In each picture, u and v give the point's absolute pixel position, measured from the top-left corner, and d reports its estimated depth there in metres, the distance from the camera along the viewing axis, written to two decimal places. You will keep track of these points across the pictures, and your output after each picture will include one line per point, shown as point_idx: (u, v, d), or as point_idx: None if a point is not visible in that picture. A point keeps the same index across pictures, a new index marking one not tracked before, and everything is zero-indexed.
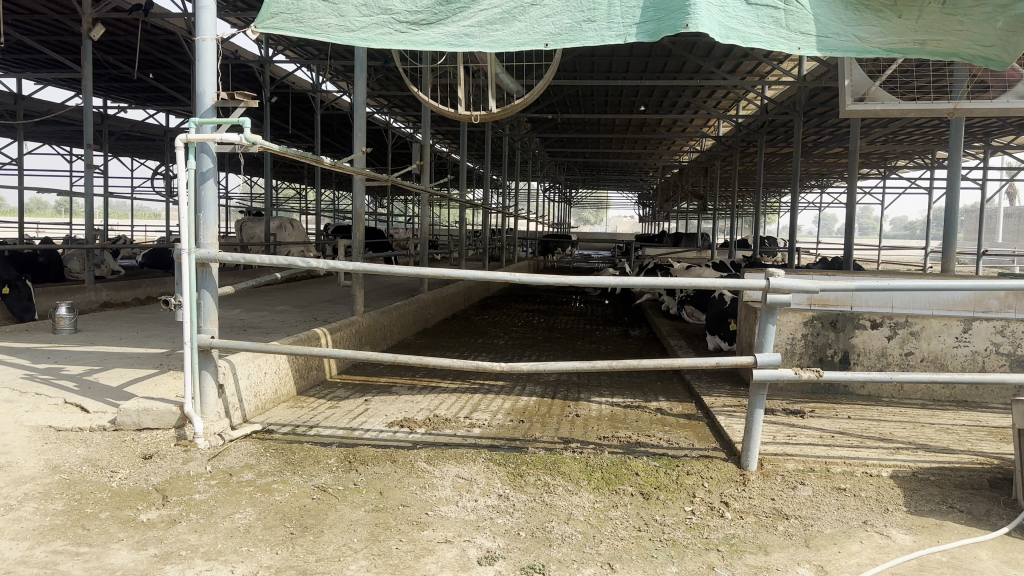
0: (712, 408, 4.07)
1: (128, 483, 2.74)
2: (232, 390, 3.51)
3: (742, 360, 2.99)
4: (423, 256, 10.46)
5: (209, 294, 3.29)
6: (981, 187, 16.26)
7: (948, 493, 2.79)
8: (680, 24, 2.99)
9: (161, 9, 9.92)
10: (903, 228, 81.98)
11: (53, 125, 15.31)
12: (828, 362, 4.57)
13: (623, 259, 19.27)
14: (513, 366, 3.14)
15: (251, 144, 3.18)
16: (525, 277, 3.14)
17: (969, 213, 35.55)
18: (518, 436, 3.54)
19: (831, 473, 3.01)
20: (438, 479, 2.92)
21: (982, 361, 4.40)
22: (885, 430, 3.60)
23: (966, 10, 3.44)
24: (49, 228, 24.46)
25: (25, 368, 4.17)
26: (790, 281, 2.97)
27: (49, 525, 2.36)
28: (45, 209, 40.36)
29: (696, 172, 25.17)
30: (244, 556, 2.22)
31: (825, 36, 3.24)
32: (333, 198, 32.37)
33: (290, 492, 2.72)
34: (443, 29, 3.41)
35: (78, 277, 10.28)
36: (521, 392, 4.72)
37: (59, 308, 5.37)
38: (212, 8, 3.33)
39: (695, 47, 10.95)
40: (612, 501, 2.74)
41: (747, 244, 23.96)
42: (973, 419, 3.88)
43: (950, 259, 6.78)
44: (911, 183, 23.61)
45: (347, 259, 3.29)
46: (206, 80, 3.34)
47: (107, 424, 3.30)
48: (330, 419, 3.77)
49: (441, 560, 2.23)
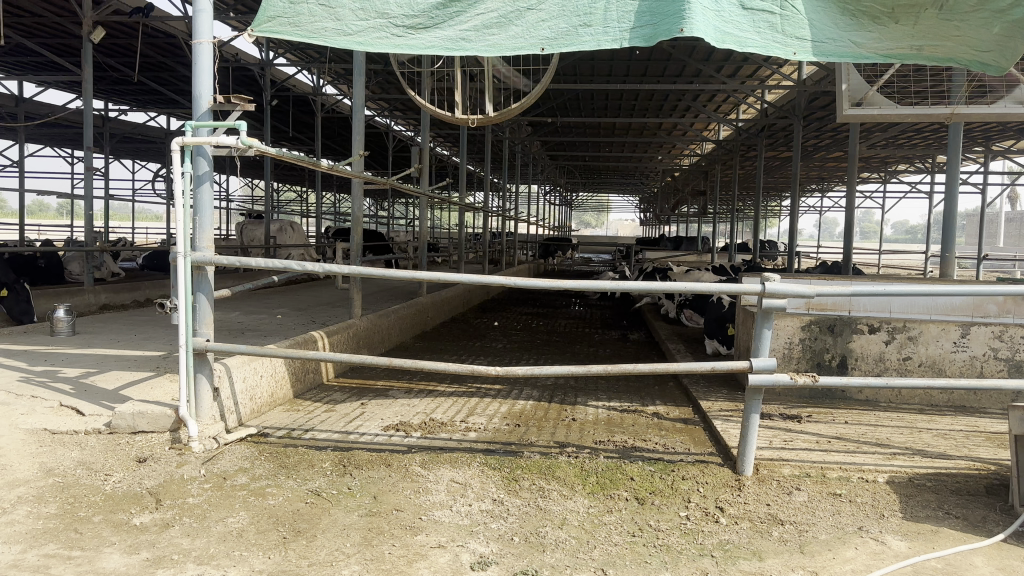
0: (709, 413, 4.06)
1: (122, 486, 2.74)
2: (228, 393, 3.51)
3: (737, 364, 2.98)
4: (422, 258, 10.42)
5: (204, 297, 3.29)
6: (982, 192, 16.20)
7: (944, 499, 2.78)
8: (675, 29, 3.01)
9: (162, 12, 9.94)
10: (904, 232, 81.95)
11: (54, 127, 15.32)
12: (825, 366, 4.57)
13: (622, 263, 19.27)
14: (508, 370, 3.13)
15: (247, 147, 3.17)
16: (521, 280, 3.13)
17: (970, 218, 35.36)
18: (513, 440, 3.54)
19: (827, 478, 3.00)
20: (433, 483, 2.92)
21: (981, 366, 4.38)
22: (881, 436, 3.59)
23: (963, 15, 3.45)
24: (50, 231, 24.48)
25: (22, 371, 4.17)
26: (784, 286, 2.97)
27: (42, 528, 2.36)
28: (47, 211, 40.45)
29: (697, 176, 25.20)
30: (236, 560, 2.22)
31: (820, 41, 3.23)
32: (335, 201, 32.44)
33: (284, 496, 2.72)
34: (439, 33, 3.43)
35: (78, 279, 10.29)
36: (518, 395, 4.71)
37: (58, 311, 5.37)
38: (209, 10, 3.32)
39: (694, 51, 10.97)
40: (607, 506, 2.73)
41: (747, 249, 23.92)
42: (970, 425, 3.87)
43: (949, 263, 6.77)
44: (911, 187, 23.60)
45: (342, 262, 3.28)
46: (204, 82, 3.34)
47: (102, 427, 3.31)
48: (325, 422, 3.76)
49: (433, 565, 2.23)
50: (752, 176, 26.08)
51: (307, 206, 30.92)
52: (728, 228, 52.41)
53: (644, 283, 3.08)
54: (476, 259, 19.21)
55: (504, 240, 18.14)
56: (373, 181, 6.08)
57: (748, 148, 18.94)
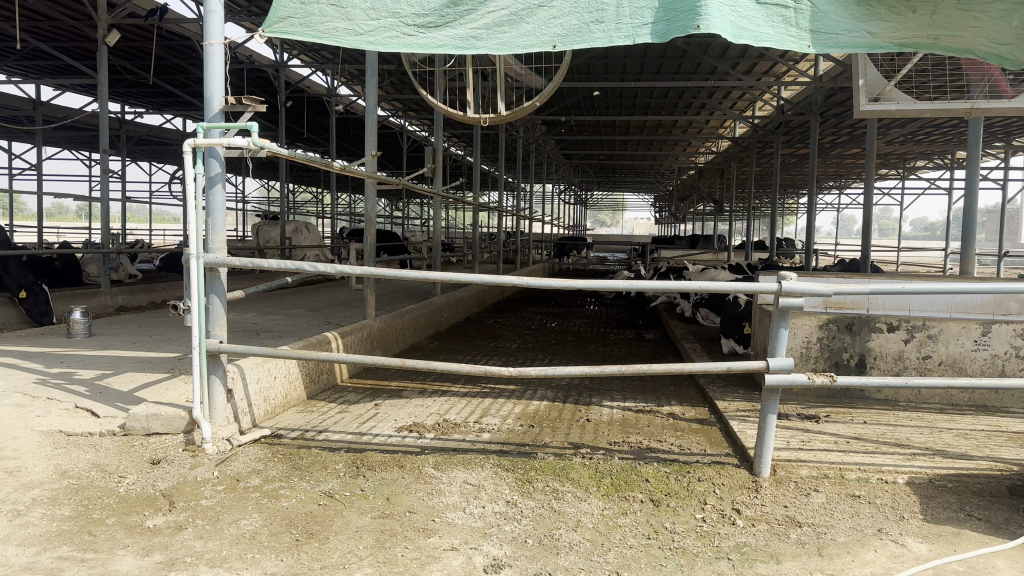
0: (725, 413, 4.01)
1: (136, 488, 2.76)
2: (241, 394, 3.52)
3: (754, 364, 2.92)
4: (436, 258, 10.34)
5: (217, 299, 3.30)
6: (1003, 188, 15.90)
7: (966, 501, 2.72)
8: (690, 26, 2.97)
9: (176, 14, 10.03)
10: (923, 229, 80.66)
11: (73, 130, 15.53)
12: (844, 366, 4.50)
13: (638, 263, 19.18)
14: (521, 372, 3.07)
15: (258, 149, 3.16)
16: (534, 280, 3.06)
17: (990, 213, 34.59)
18: (527, 441, 3.52)
19: (845, 479, 2.94)
20: (446, 484, 2.90)
21: (1003, 365, 4.30)
22: (901, 436, 3.52)
23: (982, 6, 3.36)
24: (69, 233, 24.82)
25: (38, 372, 4.20)
26: (801, 284, 2.90)
27: (56, 530, 2.37)
28: (66, 214, 41.09)
29: (713, 174, 25.02)
30: (248, 563, 2.21)
31: (834, 34, 3.18)
32: (351, 202, 32.64)
33: (298, 498, 2.71)
34: (450, 31, 3.40)
35: (96, 280, 10.47)
36: (532, 396, 4.69)
37: (73, 313, 5.40)
38: (220, 12, 3.32)
39: (710, 48, 10.93)
40: (622, 508, 2.70)
41: (764, 246, 23.68)
42: (991, 424, 3.80)
43: (969, 260, 6.62)
44: (930, 184, 23.29)
45: (356, 263, 3.24)
46: (215, 84, 3.35)
47: (117, 428, 3.33)
48: (339, 423, 3.76)
49: (446, 568, 2.21)
50: (769, 172, 25.83)
51: (322, 207, 31.12)
52: (746, 226, 52.40)
53: (660, 282, 3.02)
54: (490, 258, 19.24)
55: (519, 239, 17.98)
56: (387, 181, 6.02)
57: (763, 145, 18.80)
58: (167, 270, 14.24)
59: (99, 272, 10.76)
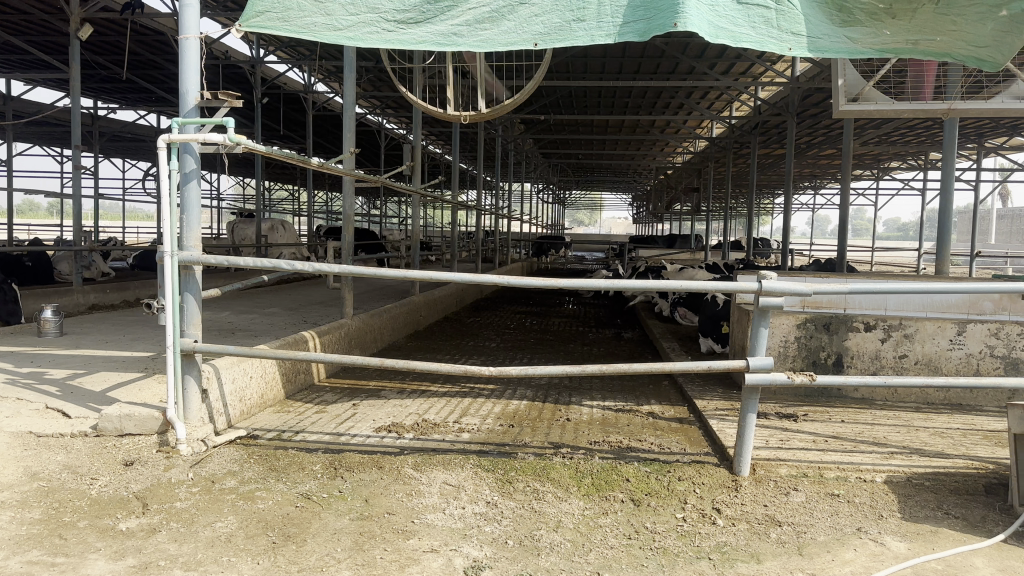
0: (704, 412, 4.03)
1: (108, 491, 2.68)
2: (217, 395, 3.46)
3: (735, 363, 2.91)
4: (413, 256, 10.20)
5: (192, 297, 3.23)
6: (975, 189, 16.16)
7: (943, 499, 2.76)
8: (668, 24, 2.96)
9: (151, 9, 9.87)
10: (895, 229, 82.06)
11: (44, 124, 15.20)
12: (821, 365, 4.54)
13: (617, 262, 19.24)
14: (501, 371, 3.02)
15: (234, 144, 3.07)
16: (514, 278, 2.99)
17: (962, 213, 35.20)
18: (507, 441, 3.49)
19: (824, 478, 2.96)
20: (426, 486, 2.87)
21: (977, 364, 4.37)
22: (878, 435, 3.56)
23: (961, 9, 3.41)
24: (40, 230, 24.30)
25: (6, 372, 4.08)
26: (781, 284, 2.90)
27: (25, 534, 2.29)
28: (36, 210, 40.46)
29: (691, 174, 25.17)
30: (224, 567, 2.16)
31: (816, 37, 3.21)
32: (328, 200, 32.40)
33: (274, 500, 2.67)
34: (430, 27, 3.36)
35: (66, 279, 10.31)
36: (511, 395, 4.68)
37: (44, 312, 5.28)
38: (195, 5, 3.24)
39: (688, 48, 11.00)
40: (602, 508, 2.69)
41: (741, 245, 23.86)
42: (967, 423, 3.86)
43: (944, 259, 6.71)
44: (904, 184, 23.66)
45: (334, 260, 3.17)
46: (190, 78, 3.27)
47: (89, 430, 3.24)
48: (317, 424, 3.71)
49: (426, 570, 2.18)
50: (745, 171, 26.00)
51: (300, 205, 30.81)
52: (723, 227, 52.94)
53: (641, 282, 2.98)
54: (469, 258, 19.21)
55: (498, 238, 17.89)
56: (366, 179, 5.94)
57: (740, 145, 18.97)
58: (140, 268, 14.00)
59: (71, 271, 10.59)
